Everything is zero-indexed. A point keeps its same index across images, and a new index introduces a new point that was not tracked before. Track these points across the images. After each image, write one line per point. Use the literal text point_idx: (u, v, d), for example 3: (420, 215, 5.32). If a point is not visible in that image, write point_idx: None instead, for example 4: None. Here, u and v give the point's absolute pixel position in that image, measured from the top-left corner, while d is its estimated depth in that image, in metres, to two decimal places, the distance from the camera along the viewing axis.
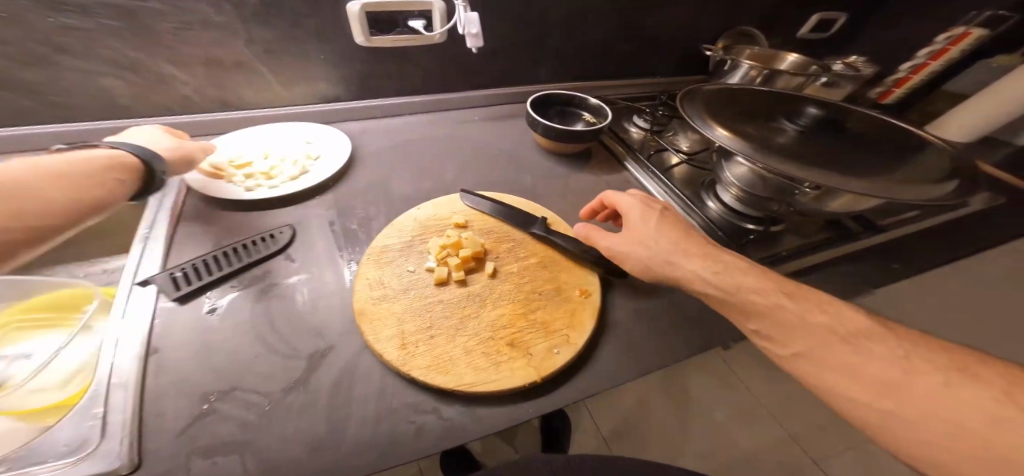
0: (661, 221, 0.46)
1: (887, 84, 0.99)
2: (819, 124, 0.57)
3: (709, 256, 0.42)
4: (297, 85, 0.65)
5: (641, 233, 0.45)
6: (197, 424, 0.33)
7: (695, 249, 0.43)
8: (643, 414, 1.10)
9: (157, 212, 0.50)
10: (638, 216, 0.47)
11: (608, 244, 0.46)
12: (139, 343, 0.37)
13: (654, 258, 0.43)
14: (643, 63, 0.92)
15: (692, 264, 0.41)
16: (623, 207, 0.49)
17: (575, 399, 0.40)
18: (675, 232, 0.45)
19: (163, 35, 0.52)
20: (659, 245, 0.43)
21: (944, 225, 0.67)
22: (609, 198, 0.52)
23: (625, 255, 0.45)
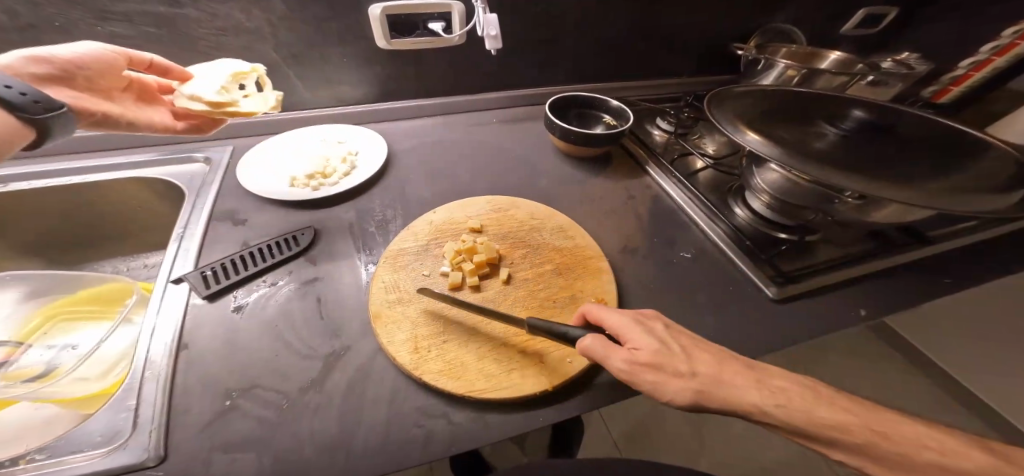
0: (673, 339, 0.36)
1: (943, 83, 0.95)
2: (861, 128, 0.53)
3: (748, 376, 0.34)
4: (320, 88, 0.66)
5: (669, 359, 0.33)
6: (219, 420, 0.34)
7: (729, 369, 0.34)
8: (658, 420, 1.07)
9: (193, 212, 0.53)
10: (651, 340, 0.34)
11: (643, 382, 0.33)
12: (172, 339, 0.39)
13: (701, 391, 0.32)
14: (668, 62, 0.89)
15: (747, 393, 0.32)
16: (617, 329, 0.36)
17: (589, 410, 0.39)
18: (697, 354, 0.35)
19: (198, 41, 0.54)
20: (695, 372, 0.33)
21: (1003, 238, 0.61)
22: (592, 313, 0.38)
23: (668, 393, 0.32)
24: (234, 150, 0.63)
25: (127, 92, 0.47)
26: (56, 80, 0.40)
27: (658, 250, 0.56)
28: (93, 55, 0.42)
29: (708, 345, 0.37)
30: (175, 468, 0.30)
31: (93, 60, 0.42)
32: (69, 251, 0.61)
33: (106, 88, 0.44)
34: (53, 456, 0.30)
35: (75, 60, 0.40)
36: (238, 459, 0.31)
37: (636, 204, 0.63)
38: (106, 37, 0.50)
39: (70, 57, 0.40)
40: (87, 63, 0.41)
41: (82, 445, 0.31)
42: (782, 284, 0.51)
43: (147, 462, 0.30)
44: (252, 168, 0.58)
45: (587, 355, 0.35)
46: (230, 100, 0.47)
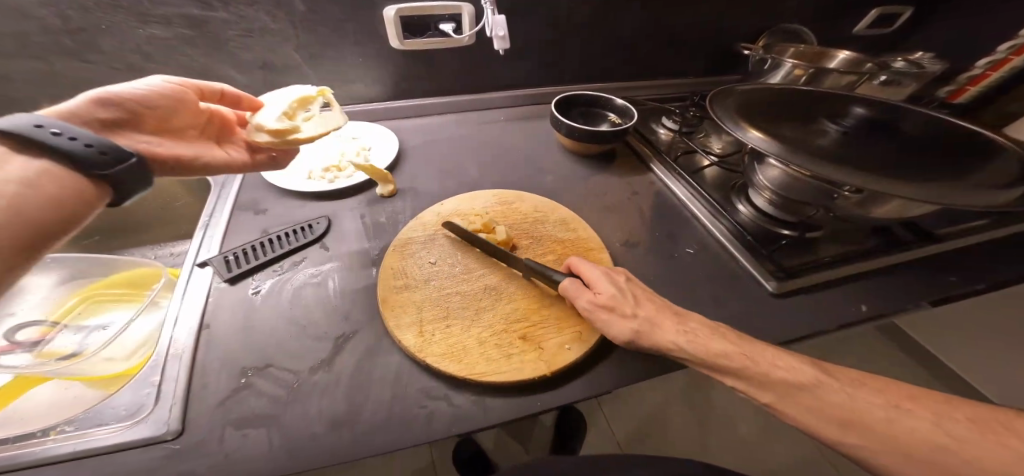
0: (631, 289, 0.43)
1: (960, 82, 0.94)
2: (863, 125, 0.54)
3: (677, 324, 0.39)
4: (338, 87, 0.70)
5: (621, 302, 0.40)
6: (234, 396, 0.36)
7: (665, 317, 0.40)
8: (662, 420, 1.07)
9: (217, 203, 0.56)
10: (610, 286, 0.42)
11: (595, 320, 0.40)
12: (195, 320, 0.42)
13: (638, 329, 0.39)
14: (676, 62, 0.90)
15: (669, 336, 0.38)
16: (589, 277, 0.44)
17: (586, 396, 0.40)
18: (647, 302, 0.41)
19: (227, 41, 0.58)
20: (637, 315, 0.40)
21: (1009, 239, 0.61)
22: (575, 266, 0.46)
23: (611, 330, 0.39)
24: None
25: (204, 133, 0.47)
26: (128, 122, 0.39)
27: (661, 245, 0.57)
28: (159, 92, 0.42)
29: (660, 298, 0.43)
30: (191, 441, 0.33)
31: (160, 97, 0.42)
32: (103, 239, 0.65)
33: (179, 125, 0.45)
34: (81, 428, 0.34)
35: (145, 100, 0.41)
36: (251, 434, 0.34)
37: (639, 200, 0.65)
38: (146, 38, 0.54)
39: (138, 95, 0.40)
40: (156, 99, 0.42)
41: (108, 419, 0.35)
42: (782, 279, 0.51)
43: (166, 435, 0.33)
44: None
45: (564, 294, 0.44)
46: (291, 126, 0.47)
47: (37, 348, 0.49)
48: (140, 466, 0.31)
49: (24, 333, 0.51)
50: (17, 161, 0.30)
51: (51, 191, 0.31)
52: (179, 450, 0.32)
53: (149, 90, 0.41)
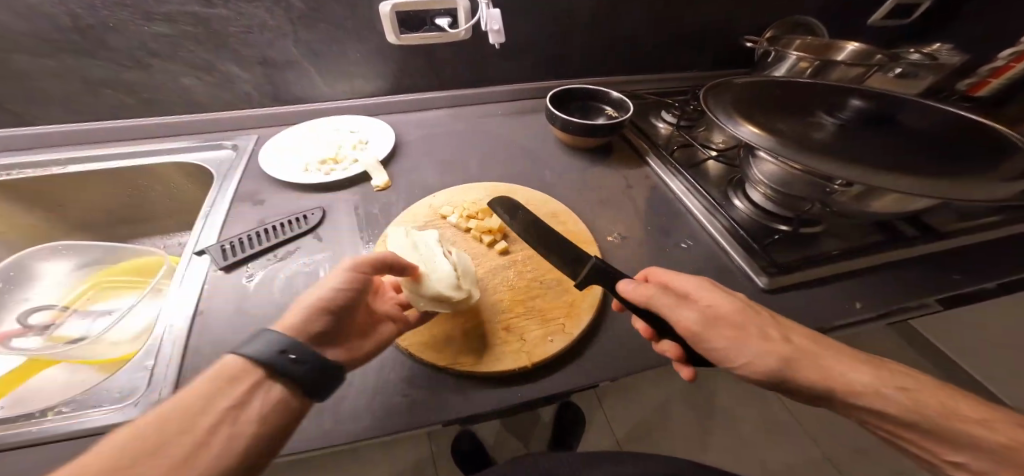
0: (758, 306, 0.37)
1: (981, 75, 0.89)
2: (863, 117, 0.52)
3: (851, 357, 0.34)
4: (338, 82, 0.71)
5: (753, 320, 0.35)
6: None
7: (827, 346, 0.34)
8: (663, 421, 1.06)
9: (218, 195, 0.56)
10: (735, 300, 0.36)
11: (717, 339, 0.34)
12: (190, 307, 0.43)
13: (785, 357, 0.32)
14: (680, 55, 0.88)
15: (850, 370, 0.32)
16: (695, 288, 0.38)
17: (567, 388, 0.40)
18: (784, 323, 0.36)
19: (229, 38, 0.60)
20: (781, 338, 0.34)
21: (1015, 237, 0.60)
22: (665, 274, 0.40)
23: (747, 352, 0.33)
24: (259, 137, 0.68)
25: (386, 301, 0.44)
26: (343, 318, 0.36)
27: (653, 239, 0.57)
28: (357, 283, 0.37)
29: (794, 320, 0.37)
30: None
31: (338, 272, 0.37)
32: (119, 227, 0.67)
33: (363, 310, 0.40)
34: (79, 410, 0.35)
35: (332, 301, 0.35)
36: None
37: (633, 194, 0.64)
38: (151, 36, 0.56)
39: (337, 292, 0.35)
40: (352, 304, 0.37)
41: (102, 401, 0.36)
42: (776, 274, 0.50)
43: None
44: (271, 152, 0.62)
45: (655, 302, 0.37)
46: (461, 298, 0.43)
47: (48, 332, 0.52)
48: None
49: (36, 316, 0.54)
50: (257, 398, 0.27)
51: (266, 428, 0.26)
52: None
53: (347, 282, 0.36)
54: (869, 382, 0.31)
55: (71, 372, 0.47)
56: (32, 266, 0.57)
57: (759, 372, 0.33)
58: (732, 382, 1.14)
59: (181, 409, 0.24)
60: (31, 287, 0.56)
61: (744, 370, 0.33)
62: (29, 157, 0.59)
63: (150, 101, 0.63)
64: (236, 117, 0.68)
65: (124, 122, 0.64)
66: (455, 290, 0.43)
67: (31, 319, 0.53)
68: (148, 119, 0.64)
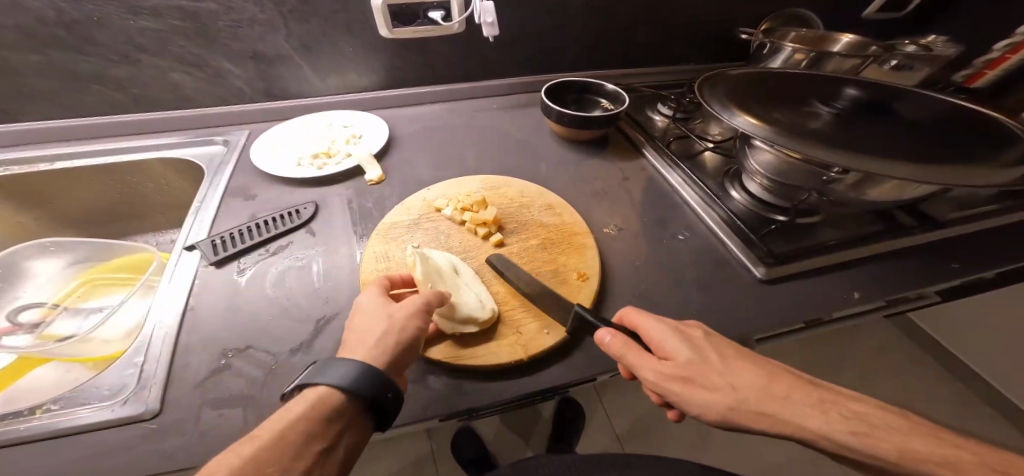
0: (714, 348, 0.34)
1: (978, 66, 0.89)
2: (858, 106, 0.52)
3: (813, 399, 0.31)
4: (331, 77, 0.70)
5: (702, 370, 0.32)
6: (214, 377, 0.37)
7: (789, 387, 0.31)
8: (663, 417, 1.05)
9: (209, 191, 0.55)
10: (687, 348, 0.33)
11: (668, 393, 0.32)
12: (181, 303, 0.43)
13: (732, 409, 0.30)
14: (676, 48, 0.88)
15: (810, 417, 0.29)
16: (649, 334, 0.35)
17: (563, 381, 0.40)
18: (742, 367, 0.33)
19: (218, 32, 0.59)
20: (733, 386, 0.31)
21: (1013, 226, 0.59)
22: (630, 318, 0.37)
23: (695, 406, 0.31)
24: (251, 133, 0.67)
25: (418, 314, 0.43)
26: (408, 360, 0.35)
27: (650, 231, 0.56)
28: (422, 322, 0.37)
29: (756, 357, 0.34)
30: (167, 421, 0.34)
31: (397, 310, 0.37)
32: (113, 222, 0.67)
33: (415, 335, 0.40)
34: (69, 407, 0.34)
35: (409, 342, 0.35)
36: (226, 414, 0.35)
37: (629, 186, 0.63)
38: (138, 30, 0.56)
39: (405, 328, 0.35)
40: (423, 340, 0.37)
41: (92, 398, 0.35)
42: (773, 264, 0.50)
43: (145, 415, 0.34)
44: (264, 146, 0.62)
45: (616, 354, 0.35)
46: (490, 314, 0.42)
47: (39, 330, 0.52)
48: (116, 444, 0.32)
49: (26, 314, 0.53)
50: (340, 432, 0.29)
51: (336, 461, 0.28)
52: (156, 430, 0.33)
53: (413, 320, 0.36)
54: (826, 431, 0.29)
55: (63, 370, 0.46)
56: (24, 264, 0.55)
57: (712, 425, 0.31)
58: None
59: (280, 429, 0.26)
60: (23, 286, 0.55)
61: (699, 420, 0.32)
62: (16, 153, 0.58)
63: (139, 97, 0.63)
64: (228, 112, 0.67)
65: (113, 118, 0.63)
66: (483, 308, 0.43)
67: (20, 316, 0.52)
68: (138, 115, 0.64)
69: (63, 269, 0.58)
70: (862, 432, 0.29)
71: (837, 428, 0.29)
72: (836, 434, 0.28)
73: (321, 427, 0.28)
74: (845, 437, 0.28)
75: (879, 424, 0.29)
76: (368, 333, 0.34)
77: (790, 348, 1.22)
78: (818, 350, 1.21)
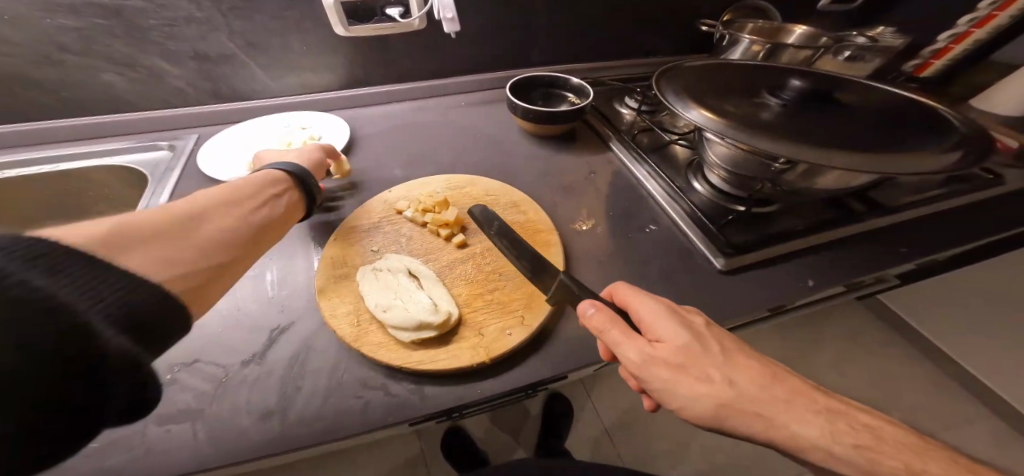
0: (711, 338, 0.34)
1: (925, 56, 0.92)
2: (806, 96, 0.53)
3: (812, 407, 0.31)
4: (284, 76, 0.67)
5: (697, 359, 0.31)
6: (159, 393, 0.35)
7: (789, 393, 0.31)
8: (649, 408, 1.07)
9: (152, 201, 0.52)
10: (683, 334, 0.33)
11: (655, 379, 0.32)
12: None
13: (722, 403, 0.30)
14: (640, 42, 0.89)
15: (801, 423, 0.29)
16: (643, 315, 0.35)
17: (527, 381, 0.40)
18: (740, 363, 0.33)
19: (152, 31, 0.56)
20: (728, 381, 0.31)
21: (958, 211, 0.62)
22: (629, 299, 0.37)
23: (682, 396, 0.31)
24: (200, 137, 0.63)
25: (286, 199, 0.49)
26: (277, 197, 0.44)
27: (616, 224, 0.57)
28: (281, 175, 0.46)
29: (757, 355, 0.34)
30: (109, 439, 0.32)
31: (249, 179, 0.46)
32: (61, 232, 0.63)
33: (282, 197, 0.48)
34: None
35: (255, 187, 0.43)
36: (173, 430, 0.33)
37: (596, 180, 0.64)
38: (57, 30, 0.52)
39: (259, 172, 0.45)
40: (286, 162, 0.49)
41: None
42: (731, 254, 0.51)
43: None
44: (213, 151, 0.59)
45: (598, 331, 0.34)
46: (448, 316, 0.41)
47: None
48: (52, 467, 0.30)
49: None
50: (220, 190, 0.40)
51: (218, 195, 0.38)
52: (96, 449, 0.31)
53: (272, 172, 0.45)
54: (817, 440, 0.29)
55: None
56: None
57: (696, 416, 0.31)
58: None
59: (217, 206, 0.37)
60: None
61: (680, 411, 0.32)
62: None
63: (69, 100, 0.58)
64: (173, 115, 0.63)
65: (42, 123, 0.58)
66: (438, 311, 0.41)
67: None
68: (69, 120, 0.59)
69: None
70: (865, 446, 0.29)
71: (842, 441, 0.29)
72: (836, 446, 0.29)
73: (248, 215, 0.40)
74: (848, 449, 0.29)
75: (884, 442, 0.30)
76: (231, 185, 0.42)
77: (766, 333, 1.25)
78: (790, 333, 1.26)
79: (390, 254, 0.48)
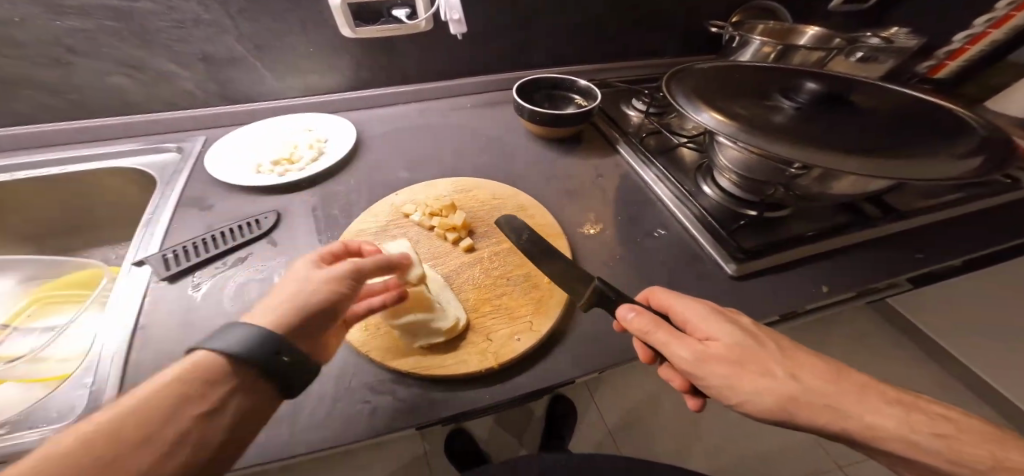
0: (763, 337, 0.33)
1: (939, 57, 0.91)
2: (820, 99, 0.52)
3: (878, 397, 0.30)
4: (291, 77, 0.67)
5: (754, 355, 0.31)
6: None
7: (851, 384, 0.30)
8: (653, 410, 1.06)
9: (161, 203, 0.51)
10: (735, 332, 0.32)
11: (715, 376, 0.31)
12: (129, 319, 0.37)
13: (789, 396, 0.29)
14: (647, 42, 0.88)
15: (870, 413, 0.29)
16: (689, 315, 0.35)
17: (536, 387, 0.39)
18: (798, 359, 0.32)
19: (160, 33, 0.56)
20: (788, 375, 0.30)
21: (973, 215, 0.61)
22: (670, 300, 0.36)
23: (743, 392, 0.30)
24: (207, 139, 0.63)
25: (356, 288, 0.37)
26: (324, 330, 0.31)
27: (623, 228, 0.56)
28: (343, 288, 0.32)
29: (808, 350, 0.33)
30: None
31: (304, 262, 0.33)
32: (67, 236, 0.63)
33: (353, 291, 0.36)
34: (16, 430, 0.30)
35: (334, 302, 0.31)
36: None
37: (604, 184, 0.63)
38: (66, 32, 0.52)
39: (312, 279, 0.31)
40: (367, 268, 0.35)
41: (42, 421, 0.31)
42: (743, 259, 0.50)
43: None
44: (221, 153, 0.59)
45: (641, 333, 0.34)
46: (455, 322, 0.41)
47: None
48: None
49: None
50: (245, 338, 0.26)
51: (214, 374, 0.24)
52: None
53: (327, 288, 0.31)
54: (897, 431, 0.28)
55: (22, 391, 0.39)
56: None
57: (761, 410, 0.30)
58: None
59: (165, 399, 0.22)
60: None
61: (742, 409, 0.31)
62: None
63: (77, 102, 0.59)
64: (180, 117, 0.63)
65: (50, 125, 0.59)
66: (446, 317, 0.41)
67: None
68: (78, 122, 0.60)
69: (14, 286, 0.53)
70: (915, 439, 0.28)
71: (922, 432, 0.28)
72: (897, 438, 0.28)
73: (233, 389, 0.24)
74: (927, 439, 0.28)
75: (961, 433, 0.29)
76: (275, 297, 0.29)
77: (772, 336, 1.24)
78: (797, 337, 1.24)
79: (395, 247, 0.47)
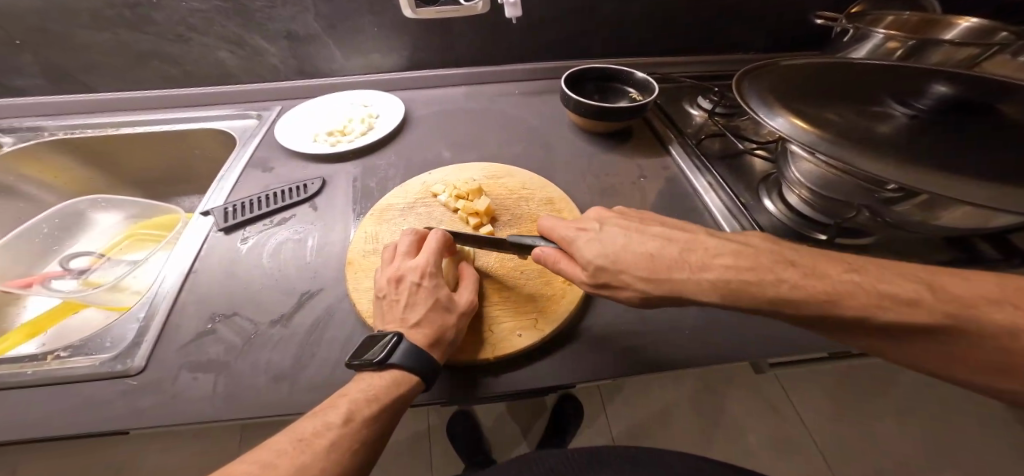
0: (607, 240, 0.35)
1: None
2: (945, 107, 0.41)
3: (715, 268, 0.30)
4: (356, 56, 0.72)
5: (603, 267, 0.34)
6: (197, 341, 0.37)
7: (672, 260, 0.32)
8: (668, 426, 0.98)
9: (235, 161, 0.59)
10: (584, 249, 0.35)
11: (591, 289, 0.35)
12: (185, 264, 0.43)
13: (653, 297, 0.32)
14: (731, 32, 0.77)
15: (709, 287, 0.30)
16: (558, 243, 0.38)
17: (528, 385, 0.37)
18: (650, 256, 0.33)
19: (257, 12, 0.63)
20: (632, 277, 0.32)
21: None
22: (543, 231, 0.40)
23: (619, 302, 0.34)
24: (281, 110, 0.71)
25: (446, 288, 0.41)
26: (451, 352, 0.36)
27: None
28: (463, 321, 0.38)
29: (666, 243, 0.34)
30: (149, 379, 0.34)
31: (439, 292, 0.38)
32: (170, 184, 0.75)
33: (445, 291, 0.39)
34: (74, 355, 0.35)
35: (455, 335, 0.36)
36: (201, 378, 0.34)
37: (645, 186, 0.57)
38: (189, 11, 0.61)
39: (448, 324, 0.36)
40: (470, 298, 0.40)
41: (95, 349, 0.36)
42: None
43: (129, 371, 0.34)
44: (290, 122, 0.65)
45: (553, 267, 0.38)
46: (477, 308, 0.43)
47: (84, 276, 0.60)
48: (102, 395, 0.32)
49: (77, 261, 0.62)
50: (400, 375, 0.32)
51: (393, 384, 0.31)
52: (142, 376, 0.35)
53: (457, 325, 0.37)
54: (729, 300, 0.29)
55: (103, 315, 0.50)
56: (81, 214, 0.64)
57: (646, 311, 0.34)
58: (749, 393, 1.02)
59: (371, 412, 0.29)
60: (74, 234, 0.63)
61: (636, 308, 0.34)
62: (92, 119, 0.67)
63: (190, 72, 0.69)
64: (263, 89, 0.72)
65: (169, 91, 0.70)
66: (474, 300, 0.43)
67: (72, 262, 0.61)
68: (187, 90, 0.71)
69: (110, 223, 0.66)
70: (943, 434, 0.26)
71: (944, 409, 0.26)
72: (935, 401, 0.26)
73: (401, 399, 0.31)
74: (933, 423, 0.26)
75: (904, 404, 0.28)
76: (420, 323, 0.35)
77: (834, 381, 1.05)
78: (871, 387, 1.04)
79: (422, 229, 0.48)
